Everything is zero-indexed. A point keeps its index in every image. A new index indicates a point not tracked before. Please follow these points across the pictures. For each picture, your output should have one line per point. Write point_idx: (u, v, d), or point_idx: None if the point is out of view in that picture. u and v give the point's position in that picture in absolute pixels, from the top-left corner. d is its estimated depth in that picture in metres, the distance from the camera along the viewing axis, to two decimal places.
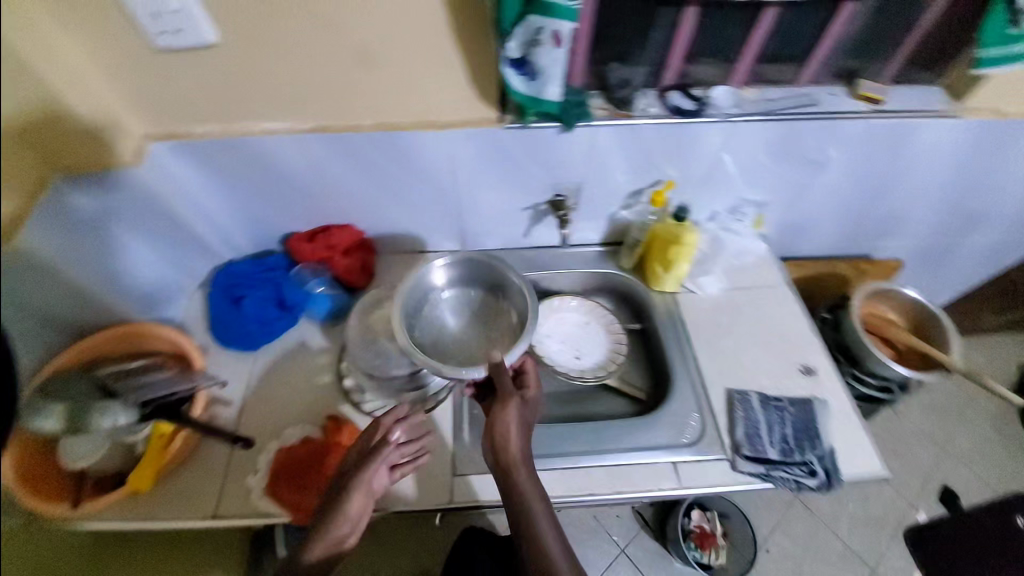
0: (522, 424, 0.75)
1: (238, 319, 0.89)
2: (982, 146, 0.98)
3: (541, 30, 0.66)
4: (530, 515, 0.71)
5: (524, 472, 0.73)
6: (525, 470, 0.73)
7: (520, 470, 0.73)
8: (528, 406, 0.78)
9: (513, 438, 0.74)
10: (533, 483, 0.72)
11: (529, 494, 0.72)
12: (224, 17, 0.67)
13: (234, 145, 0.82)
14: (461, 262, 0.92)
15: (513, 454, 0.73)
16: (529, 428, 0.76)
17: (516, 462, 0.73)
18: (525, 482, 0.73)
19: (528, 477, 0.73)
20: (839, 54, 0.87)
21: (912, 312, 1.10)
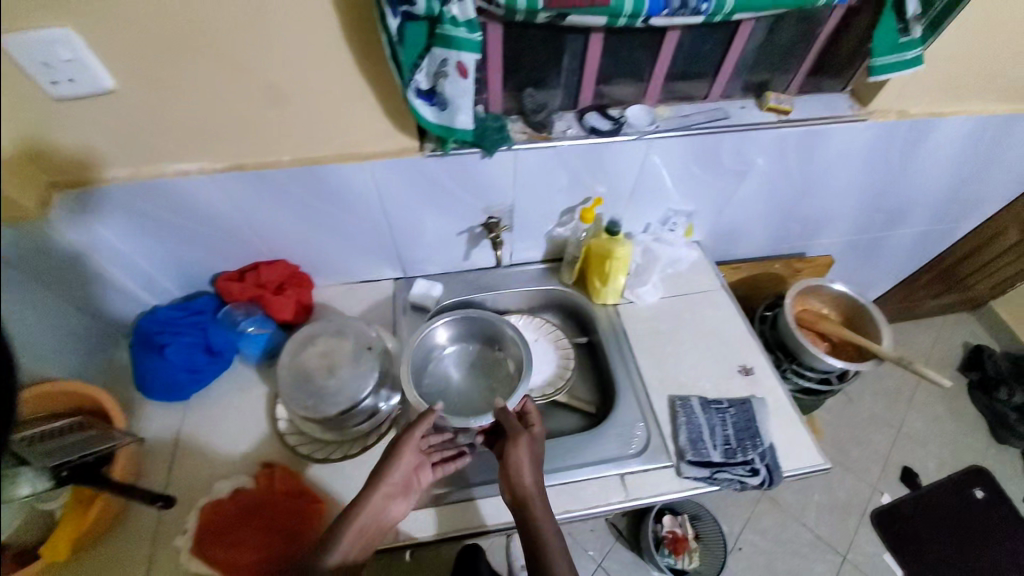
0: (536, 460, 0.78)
1: (164, 368, 0.86)
2: (891, 146, 1.03)
3: (446, 62, 0.67)
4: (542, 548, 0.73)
5: (535, 504, 0.75)
6: (539, 503, 0.75)
7: (533, 502, 0.75)
8: (537, 442, 0.80)
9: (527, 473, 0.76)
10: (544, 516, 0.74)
11: (541, 527, 0.74)
12: (121, 65, 0.65)
13: (149, 189, 0.80)
14: (461, 318, 1.00)
15: (526, 487, 0.76)
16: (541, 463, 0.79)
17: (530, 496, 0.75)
18: (537, 514, 0.74)
19: (539, 512, 0.75)
20: (745, 70, 0.91)
21: (843, 305, 1.16)
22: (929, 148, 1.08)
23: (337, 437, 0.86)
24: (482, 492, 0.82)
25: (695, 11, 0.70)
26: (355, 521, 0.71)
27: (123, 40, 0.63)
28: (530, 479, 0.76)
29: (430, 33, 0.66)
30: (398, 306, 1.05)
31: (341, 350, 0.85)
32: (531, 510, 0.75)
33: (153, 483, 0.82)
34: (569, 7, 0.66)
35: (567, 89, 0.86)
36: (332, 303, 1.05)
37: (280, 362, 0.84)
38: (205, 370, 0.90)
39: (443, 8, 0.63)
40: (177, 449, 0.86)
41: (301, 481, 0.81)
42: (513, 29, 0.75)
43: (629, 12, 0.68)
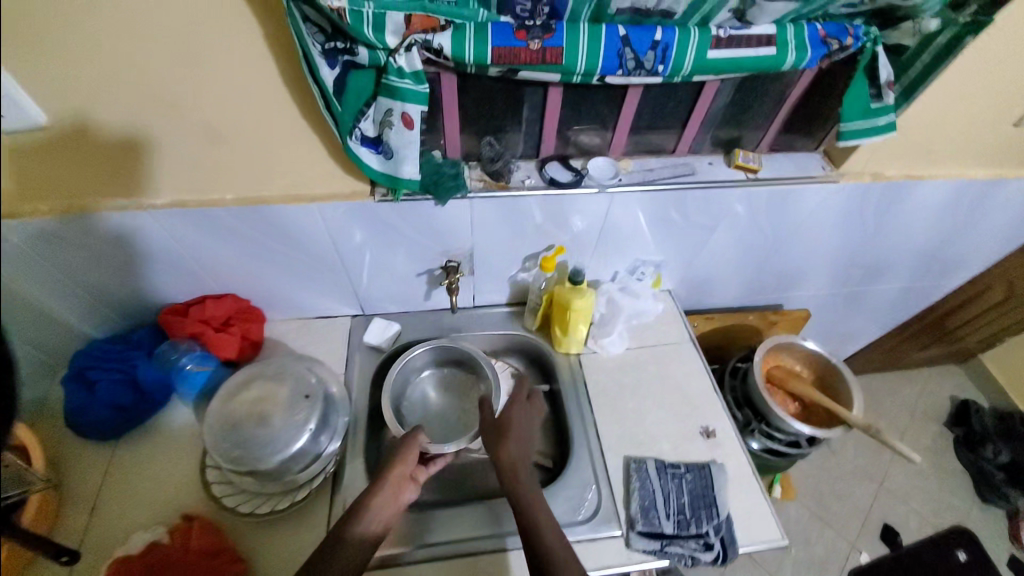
0: (516, 442, 0.80)
1: (88, 406, 0.82)
2: (865, 206, 1.01)
3: (390, 111, 0.66)
4: (540, 533, 0.71)
5: (524, 488, 0.76)
6: (528, 487, 0.76)
7: (522, 486, 0.76)
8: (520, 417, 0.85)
9: (511, 455, 0.79)
10: (536, 499, 0.75)
11: (535, 508, 0.73)
12: (59, 102, 0.64)
13: (89, 223, 0.77)
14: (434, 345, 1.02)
15: (513, 473, 0.77)
16: (524, 447, 0.81)
17: (517, 480, 0.76)
18: (527, 496, 0.75)
19: (529, 495, 0.75)
20: (714, 127, 0.88)
21: (816, 363, 1.12)
22: (906, 208, 1.05)
23: (264, 490, 0.81)
24: (508, 544, 0.82)
25: (651, 72, 0.68)
26: (364, 515, 0.73)
27: (61, 79, 0.62)
28: (511, 462, 0.78)
29: (378, 81, 0.65)
30: (354, 344, 1.02)
31: (274, 398, 0.85)
32: (521, 496, 0.75)
33: (70, 530, 0.78)
34: (519, 64, 0.65)
35: (528, 139, 0.85)
36: (285, 338, 1.01)
37: (210, 410, 0.83)
38: (133, 407, 0.85)
39: (388, 59, 0.62)
40: (101, 494, 0.82)
41: (221, 539, 0.76)
42: (468, 80, 0.74)
43: (583, 70, 0.67)
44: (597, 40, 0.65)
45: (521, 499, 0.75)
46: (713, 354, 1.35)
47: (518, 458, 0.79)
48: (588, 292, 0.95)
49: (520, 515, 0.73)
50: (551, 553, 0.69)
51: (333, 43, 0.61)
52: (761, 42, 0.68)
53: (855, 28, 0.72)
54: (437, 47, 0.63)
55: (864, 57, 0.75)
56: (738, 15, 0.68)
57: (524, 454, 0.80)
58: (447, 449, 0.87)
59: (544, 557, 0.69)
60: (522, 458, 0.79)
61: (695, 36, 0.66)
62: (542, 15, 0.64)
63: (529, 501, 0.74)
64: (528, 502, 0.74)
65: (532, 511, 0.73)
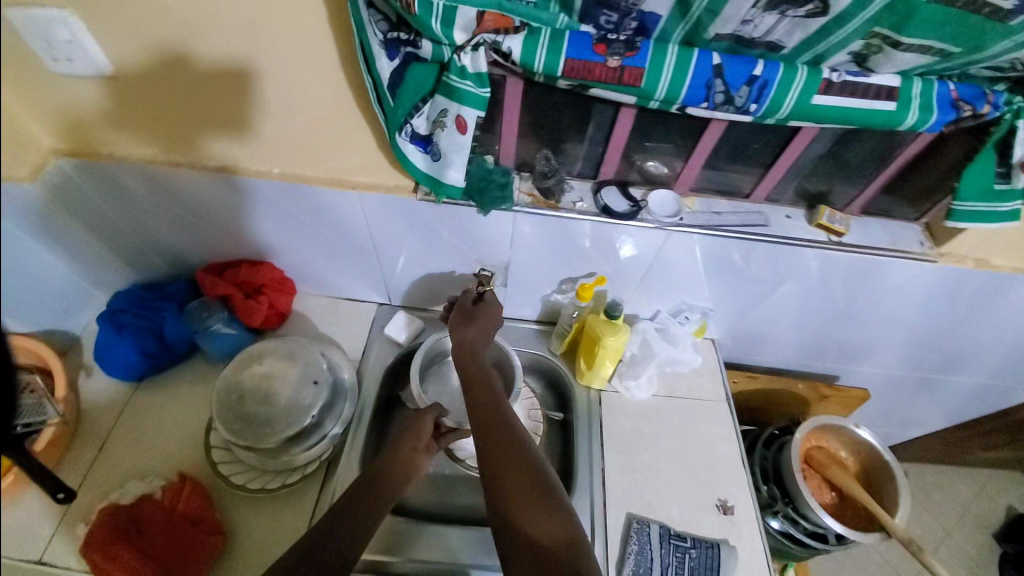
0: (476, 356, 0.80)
1: (118, 347, 0.85)
2: (962, 293, 0.87)
3: (446, 111, 0.63)
4: (497, 443, 0.69)
5: (481, 405, 0.73)
6: (488, 401, 0.74)
7: (479, 404, 0.74)
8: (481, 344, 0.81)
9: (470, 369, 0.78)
10: (495, 411, 0.72)
11: (494, 420, 0.71)
12: (127, 55, 0.66)
13: (145, 176, 0.79)
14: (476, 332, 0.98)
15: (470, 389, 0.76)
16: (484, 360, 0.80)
17: (474, 397, 0.75)
18: (486, 410, 0.73)
19: (487, 410, 0.73)
20: (800, 176, 0.78)
21: (864, 452, 0.99)
22: (1011, 304, 0.90)
23: (259, 466, 0.82)
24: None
25: (742, 110, 0.60)
26: (385, 479, 0.73)
27: (132, 33, 0.64)
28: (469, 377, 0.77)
29: (439, 78, 0.62)
30: (374, 333, 1.00)
31: (284, 377, 0.86)
32: (479, 412, 0.73)
33: (79, 461, 0.83)
34: (591, 80, 0.59)
35: (589, 158, 0.78)
36: (310, 314, 1.01)
37: (219, 377, 0.84)
38: (159, 356, 0.89)
39: (452, 56, 0.59)
40: (113, 431, 0.86)
41: (205, 506, 0.77)
42: (534, 87, 0.68)
43: (662, 97, 0.60)
44: (685, 67, 0.57)
45: (481, 414, 0.72)
46: (748, 414, 1.23)
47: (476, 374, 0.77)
48: (622, 330, 0.88)
49: (478, 433, 0.71)
50: (512, 462, 0.67)
51: (396, 33, 0.58)
52: (879, 94, 0.59)
53: (996, 95, 0.60)
54: (506, 50, 0.58)
55: (999, 130, 0.63)
56: (858, 59, 0.58)
57: (483, 367, 0.79)
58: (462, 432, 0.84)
59: (504, 468, 0.67)
60: (481, 372, 0.78)
61: (802, 75, 0.57)
62: (628, 29, 0.57)
63: (487, 415, 0.72)
64: (486, 416, 0.72)
65: (489, 426, 0.71)
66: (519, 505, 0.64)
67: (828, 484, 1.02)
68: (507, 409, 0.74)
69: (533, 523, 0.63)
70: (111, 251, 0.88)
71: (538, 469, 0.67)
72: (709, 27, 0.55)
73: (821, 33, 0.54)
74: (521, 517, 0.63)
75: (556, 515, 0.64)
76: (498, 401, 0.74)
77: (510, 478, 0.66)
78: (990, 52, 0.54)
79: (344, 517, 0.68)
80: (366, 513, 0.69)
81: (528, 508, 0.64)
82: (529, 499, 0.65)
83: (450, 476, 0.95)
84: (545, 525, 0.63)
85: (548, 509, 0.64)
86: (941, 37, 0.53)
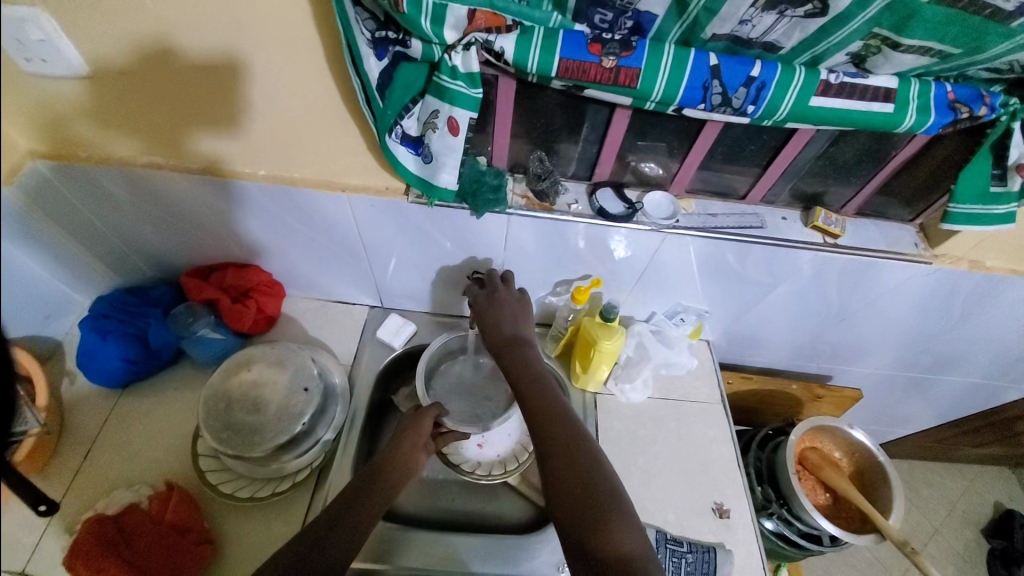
0: (522, 349, 0.76)
1: (100, 354, 0.83)
2: (955, 294, 0.87)
3: (437, 112, 0.61)
4: (551, 444, 0.66)
5: (538, 407, 0.69)
6: (544, 402, 0.69)
7: (536, 406, 0.69)
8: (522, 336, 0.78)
9: (517, 364, 0.74)
10: (554, 413, 0.68)
11: (551, 415, 0.68)
12: (103, 55, 0.64)
13: (128, 178, 0.76)
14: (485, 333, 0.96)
15: (524, 388, 0.71)
16: (533, 354, 0.76)
17: (530, 397, 0.70)
18: (538, 401, 0.69)
19: (545, 412, 0.68)
20: (796, 177, 0.77)
21: (858, 453, 1.00)
22: (1004, 306, 0.90)
23: (249, 474, 0.80)
24: None
25: (739, 112, 0.59)
26: (383, 475, 0.71)
27: (108, 31, 0.61)
28: (522, 373, 0.73)
29: (429, 78, 0.60)
30: (366, 337, 0.98)
31: (274, 384, 0.84)
32: (536, 414, 0.68)
33: (63, 469, 0.80)
34: (586, 81, 0.58)
35: (583, 159, 0.77)
36: (300, 318, 0.99)
37: (206, 384, 0.82)
38: (144, 362, 0.87)
39: (443, 55, 0.57)
40: (99, 437, 0.84)
41: (194, 516, 0.75)
42: (527, 87, 0.67)
43: (658, 98, 0.59)
44: (681, 68, 0.56)
45: (539, 417, 0.68)
46: (742, 414, 1.23)
47: (527, 370, 0.73)
48: (617, 333, 0.87)
49: (536, 438, 0.67)
50: (574, 470, 0.63)
51: (384, 32, 0.56)
52: (877, 96, 0.58)
53: (992, 96, 0.59)
54: (498, 49, 0.57)
55: (995, 132, 0.63)
56: (856, 60, 0.57)
57: (534, 362, 0.75)
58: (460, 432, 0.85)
59: (566, 477, 0.63)
60: (533, 369, 0.73)
61: (800, 76, 0.56)
62: (623, 28, 0.56)
63: (546, 418, 0.68)
64: (544, 419, 0.68)
65: (550, 430, 0.66)
66: (582, 517, 0.61)
67: (822, 485, 1.03)
68: (566, 408, 0.70)
69: (597, 537, 0.59)
70: (92, 256, 0.86)
71: (601, 478, 0.63)
72: (706, 27, 0.54)
73: (820, 33, 0.53)
74: (585, 530, 0.60)
75: (622, 528, 0.60)
76: (556, 402, 0.70)
77: (572, 487, 0.63)
78: (992, 53, 0.54)
79: (347, 512, 0.66)
80: (369, 507, 0.67)
81: (592, 520, 0.60)
82: (593, 511, 0.61)
83: (443, 481, 0.94)
84: (610, 540, 0.59)
85: (613, 522, 0.60)
86: (942, 38, 0.52)
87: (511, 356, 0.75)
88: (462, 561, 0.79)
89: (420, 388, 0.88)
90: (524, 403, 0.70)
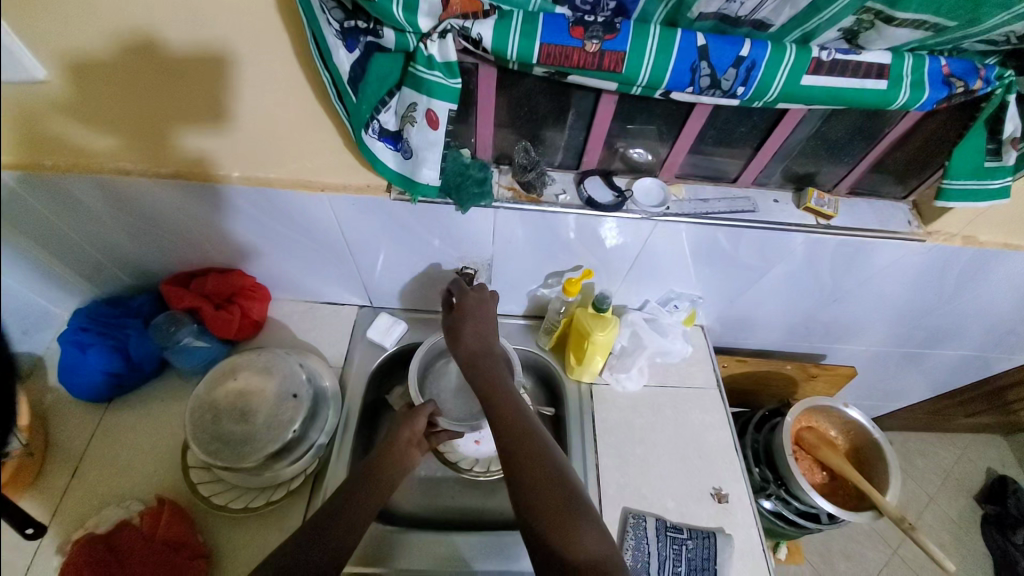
0: (492, 361, 0.77)
1: (82, 369, 0.80)
2: (948, 270, 0.87)
3: (415, 105, 0.58)
4: (525, 452, 0.66)
5: (508, 419, 0.70)
6: (513, 413, 0.70)
7: (505, 416, 0.70)
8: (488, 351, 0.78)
9: (488, 377, 0.74)
10: (522, 425, 0.69)
11: (523, 428, 0.69)
12: (57, 56, 0.60)
13: (96, 185, 0.73)
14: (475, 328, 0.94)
15: (493, 400, 0.72)
16: (502, 367, 0.77)
17: (500, 409, 0.71)
18: (507, 414, 0.70)
19: (514, 423, 0.69)
20: (788, 158, 0.75)
21: (854, 432, 1.00)
22: (996, 279, 0.90)
23: (241, 484, 0.79)
24: None
25: (728, 94, 0.57)
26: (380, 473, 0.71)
27: (62, 30, 0.58)
28: (491, 386, 0.73)
29: (405, 69, 0.57)
30: (356, 337, 0.96)
31: (262, 392, 0.82)
32: (505, 425, 0.69)
33: (51, 488, 0.79)
34: (569, 67, 0.55)
35: (570, 147, 0.75)
36: (287, 321, 0.97)
37: (193, 396, 0.80)
38: (127, 375, 0.84)
39: (418, 44, 0.54)
40: (86, 454, 0.82)
41: (188, 530, 0.74)
42: (509, 75, 0.64)
43: (645, 83, 0.57)
44: (668, 50, 0.54)
45: (508, 428, 0.69)
46: (739, 395, 1.23)
47: (497, 383, 0.74)
48: (610, 323, 0.85)
49: (505, 448, 0.67)
50: (542, 478, 0.64)
51: (353, 22, 0.53)
52: (870, 72, 0.56)
53: (987, 69, 0.58)
54: (475, 36, 0.54)
55: (990, 105, 0.62)
56: (848, 35, 0.55)
57: (504, 376, 0.75)
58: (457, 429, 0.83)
59: (534, 484, 0.63)
60: (501, 383, 0.74)
61: (791, 55, 0.54)
62: (606, 10, 0.53)
63: (515, 429, 0.69)
64: (513, 430, 0.68)
65: (519, 440, 0.67)
66: (550, 523, 0.61)
67: (819, 464, 1.04)
68: (535, 420, 0.71)
69: (565, 543, 0.59)
70: (65, 266, 0.82)
71: (569, 484, 0.64)
72: (693, 6, 0.52)
73: (811, 9, 0.51)
74: (553, 536, 0.60)
75: (590, 532, 0.60)
76: (524, 414, 0.70)
77: (539, 494, 0.63)
78: (989, 25, 0.51)
79: (341, 510, 0.66)
80: (364, 505, 0.67)
81: (560, 526, 0.60)
82: (561, 517, 0.61)
83: (441, 478, 0.93)
84: (579, 544, 0.59)
85: (581, 527, 0.61)
86: (937, 10, 0.50)
87: (481, 369, 0.76)
88: (464, 558, 0.79)
89: (414, 388, 0.87)
90: (494, 414, 0.71)
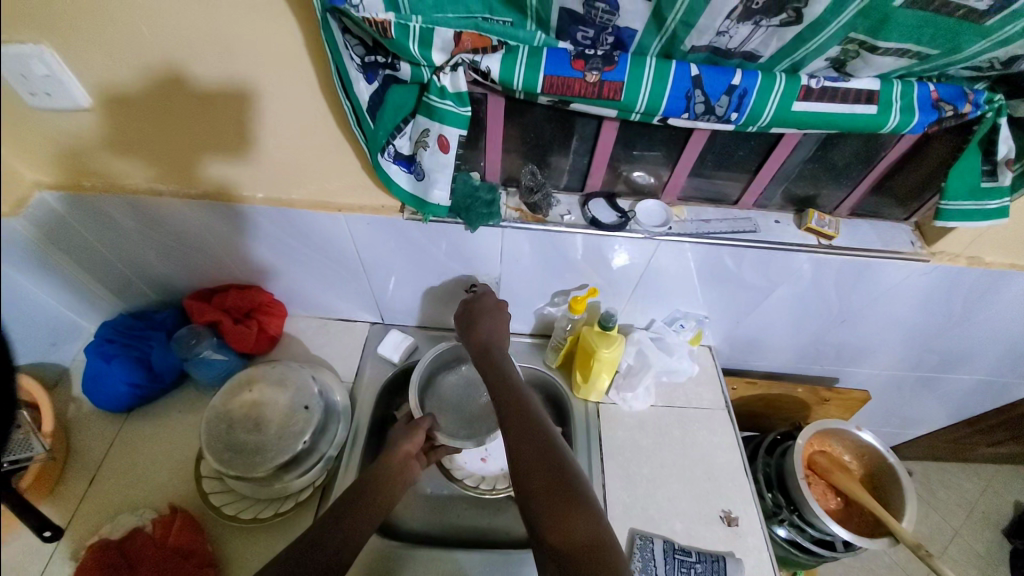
0: (502, 354, 0.80)
1: (106, 379, 0.84)
2: (953, 292, 0.87)
3: (427, 131, 0.63)
4: (519, 433, 0.67)
5: (508, 401, 0.71)
6: (514, 397, 0.72)
7: (507, 398, 0.72)
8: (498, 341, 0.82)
9: (495, 367, 0.77)
10: (521, 407, 0.70)
11: (518, 409, 0.70)
12: (104, 87, 0.65)
13: (130, 204, 0.78)
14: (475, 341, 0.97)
15: (497, 386, 0.74)
16: (508, 360, 0.79)
17: (502, 393, 0.73)
18: (510, 397, 0.72)
19: (513, 406, 0.71)
20: (787, 181, 0.78)
21: (866, 455, 0.99)
22: (1006, 301, 0.89)
23: (253, 494, 0.80)
24: None
25: (723, 119, 0.60)
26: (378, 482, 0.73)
27: (112, 66, 0.63)
28: (498, 372, 0.76)
29: (419, 98, 0.62)
30: (367, 353, 0.99)
31: (275, 404, 0.85)
32: (505, 407, 0.71)
33: (70, 495, 0.81)
34: (571, 95, 0.59)
35: (574, 171, 0.78)
36: (302, 336, 1.00)
37: (209, 406, 0.83)
38: (147, 386, 0.88)
39: (432, 76, 0.59)
40: (105, 462, 0.85)
41: (198, 539, 0.76)
42: (516, 104, 0.68)
43: (643, 109, 0.60)
44: (663, 79, 0.57)
45: (509, 410, 0.70)
46: (749, 419, 1.22)
47: (504, 372, 0.76)
48: (616, 342, 0.86)
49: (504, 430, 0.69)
50: (535, 458, 0.64)
51: (373, 57, 0.58)
52: (859, 98, 0.59)
53: (975, 94, 0.60)
54: (484, 69, 0.58)
55: (981, 129, 0.63)
56: (837, 64, 0.58)
57: (509, 366, 0.78)
58: (452, 443, 0.88)
59: (529, 464, 0.64)
60: (506, 368, 0.77)
61: (781, 82, 0.58)
62: (605, 44, 0.57)
63: (514, 411, 0.70)
64: (513, 411, 0.70)
65: (517, 425, 0.68)
66: (548, 509, 0.61)
67: (832, 490, 1.02)
68: (535, 403, 0.72)
69: (558, 527, 0.59)
70: (94, 280, 0.87)
71: (563, 466, 0.64)
72: (685, 40, 0.56)
73: (797, 41, 0.54)
74: (544, 519, 0.60)
75: (583, 517, 0.60)
76: (525, 397, 0.72)
77: (536, 480, 0.63)
78: (970, 52, 0.54)
79: (342, 517, 0.68)
80: (364, 517, 0.69)
81: (554, 508, 0.61)
82: (553, 496, 0.62)
83: (448, 497, 0.93)
84: (572, 528, 0.59)
85: (573, 508, 0.61)
86: (920, 40, 0.53)
87: (490, 360, 0.79)
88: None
89: (414, 400, 0.89)
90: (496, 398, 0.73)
